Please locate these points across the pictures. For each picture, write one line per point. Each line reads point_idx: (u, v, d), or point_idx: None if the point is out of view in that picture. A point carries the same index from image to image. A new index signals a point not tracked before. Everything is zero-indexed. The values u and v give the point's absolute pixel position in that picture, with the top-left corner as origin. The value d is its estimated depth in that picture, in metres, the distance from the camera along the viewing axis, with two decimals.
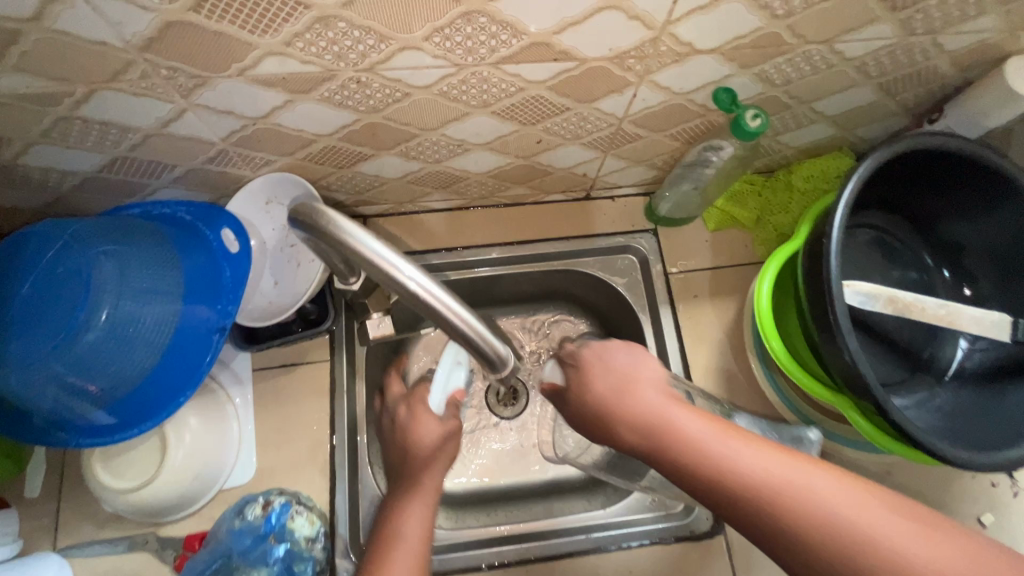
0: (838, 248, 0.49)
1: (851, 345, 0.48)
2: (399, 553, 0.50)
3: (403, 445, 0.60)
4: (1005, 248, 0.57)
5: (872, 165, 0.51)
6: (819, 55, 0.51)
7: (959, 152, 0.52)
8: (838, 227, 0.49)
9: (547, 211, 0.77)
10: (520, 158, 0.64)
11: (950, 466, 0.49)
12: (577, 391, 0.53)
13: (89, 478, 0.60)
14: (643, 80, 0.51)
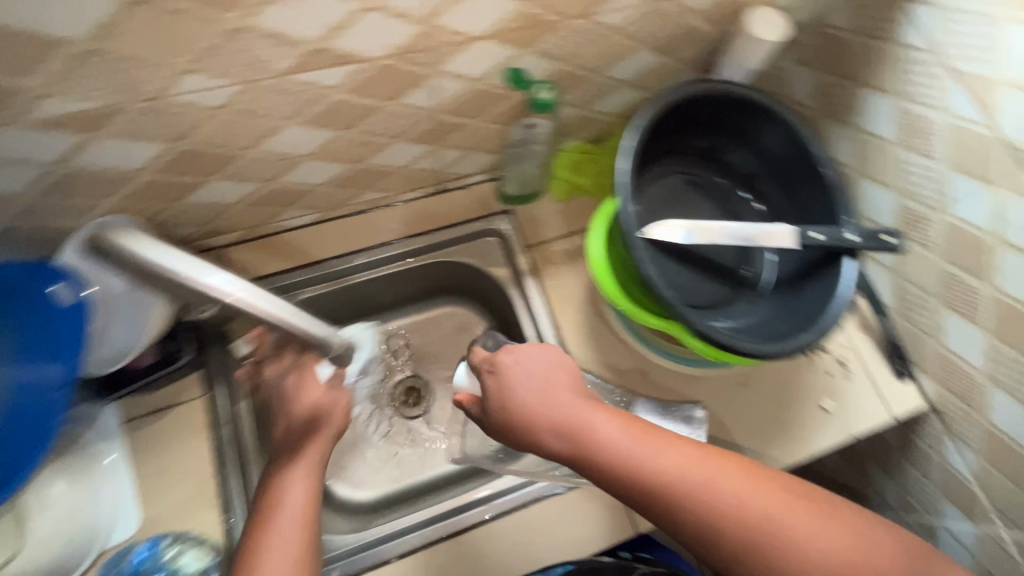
0: (626, 191, 0.55)
1: (650, 272, 0.55)
2: (275, 537, 0.51)
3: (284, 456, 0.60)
4: (780, 168, 0.69)
5: (652, 117, 0.58)
6: (585, 28, 0.58)
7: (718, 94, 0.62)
8: (623, 172, 0.55)
9: (404, 210, 0.80)
10: (355, 162, 0.67)
11: (759, 357, 0.58)
12: (498, 399, 0.58)
13: None
14: (437, 71, 0.56)
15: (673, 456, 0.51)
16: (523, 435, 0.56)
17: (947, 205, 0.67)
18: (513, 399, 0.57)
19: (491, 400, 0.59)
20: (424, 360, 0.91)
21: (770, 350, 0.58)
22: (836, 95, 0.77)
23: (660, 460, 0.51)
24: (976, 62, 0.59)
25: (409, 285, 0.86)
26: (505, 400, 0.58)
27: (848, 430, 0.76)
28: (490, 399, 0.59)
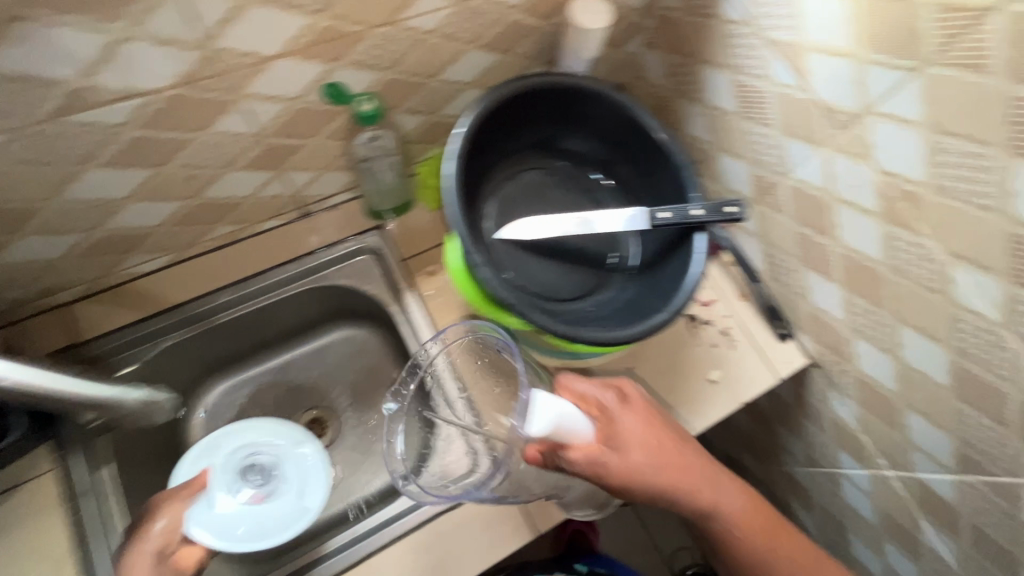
0: (455, 194, 0.54)
1: (486, 274, 0.54)
2: None
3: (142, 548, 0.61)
4: (630, 152, 0.69)
5: (474, 121, 0.58)
6: (396, 34, 0.56)
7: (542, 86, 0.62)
8: (450, 175, 0.55)
9: (269, 239, 0.77)
10: (188, 199, 0.63)
11: (609, 343, 0.58)
12: (634, 462, 0.58)
13: None
14: (241, 96, 0.53)
15: (747, 496, 0.64)
16: (651, 478, 0.59)
17: (788, 169, 0.69)
18: (651, 444, 0.60)
19: (625, 442, 0.59)
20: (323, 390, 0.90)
21: (622, 334, 0.59)
22: (683, 74, 0.78)
23: (739, 500, 0.63)
24: (784, 29, 0.60)
25: (289, 316, 0.83)
26: (641, 444, 0.59)
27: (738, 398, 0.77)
28: (626, 442, 0.59)
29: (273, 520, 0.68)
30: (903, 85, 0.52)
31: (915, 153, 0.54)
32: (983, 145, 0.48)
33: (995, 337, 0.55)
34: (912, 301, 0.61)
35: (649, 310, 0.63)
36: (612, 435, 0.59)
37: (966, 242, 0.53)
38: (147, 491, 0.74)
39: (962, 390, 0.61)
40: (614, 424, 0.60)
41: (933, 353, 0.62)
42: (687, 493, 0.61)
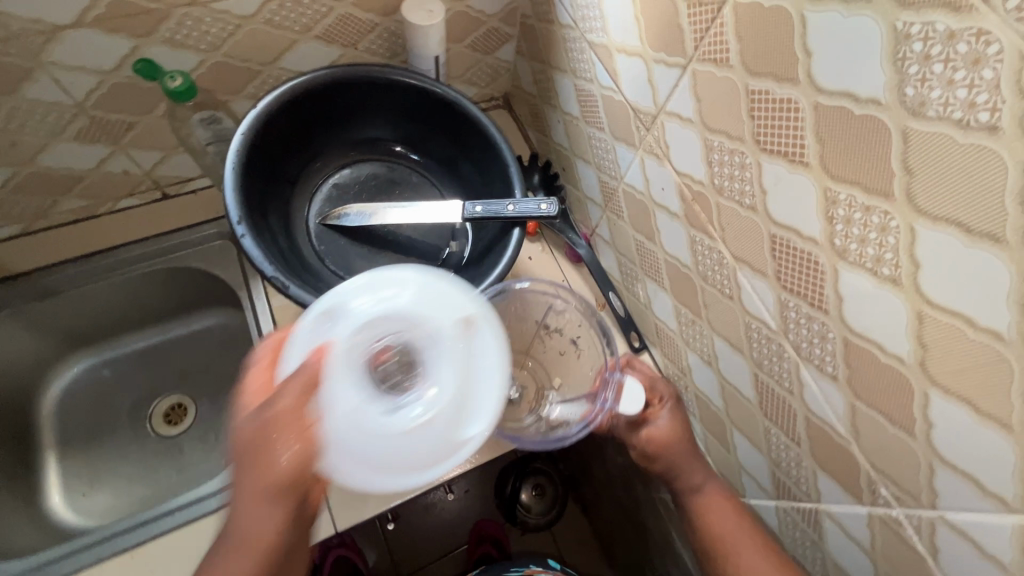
0: (233, 172, 0.56)
1: (251, 247, 0.54)
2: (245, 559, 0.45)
3: (249, 470, 0.44)
4: (463, 148, 0.70)
5: (274, 102, 0.59)
6: (205, 16, 0.58)
7: (364, 78, 0.64)
8: (232, 155, 0.57)
9: (125, 217, 0.78)
10: (20, 164, 0.66)
11: None
12: (657, 439, 0.65)
13: None
14: (41, 62, 0.57)
15: (737, 510, 0.62)
16: (679, 459, 0.64)
17: (620, 174, 0.68)
18: (685, 437, 0.66)
19: (667, 425, 0.66)
20: (186, 375, 0.89)
21: None
22: (543, 81, 0.79)
23: (730, 513, 0.61)
24: (597, 31, 0.61)
25: (148, 295, 0.83)
26: (679, 430, 0.66)
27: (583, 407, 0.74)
28: (671, 425, 0.66)
29: (431, 421, 0.43)
30: (678, 82, 0.52)
31: (696, 152, 0.53)
32: (737, 141, 0.47)
33: (777, 347, 0.52)
34: (718, 310, 0.59)
35: None
36: (663, 420, 0.66)
37: (744, 245, 0.52)
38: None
39: (765, 405, 0.58)
40: (666, 415, 0.66)
41: (740, 366, 0.59)
42: (690, 485, 0.64)
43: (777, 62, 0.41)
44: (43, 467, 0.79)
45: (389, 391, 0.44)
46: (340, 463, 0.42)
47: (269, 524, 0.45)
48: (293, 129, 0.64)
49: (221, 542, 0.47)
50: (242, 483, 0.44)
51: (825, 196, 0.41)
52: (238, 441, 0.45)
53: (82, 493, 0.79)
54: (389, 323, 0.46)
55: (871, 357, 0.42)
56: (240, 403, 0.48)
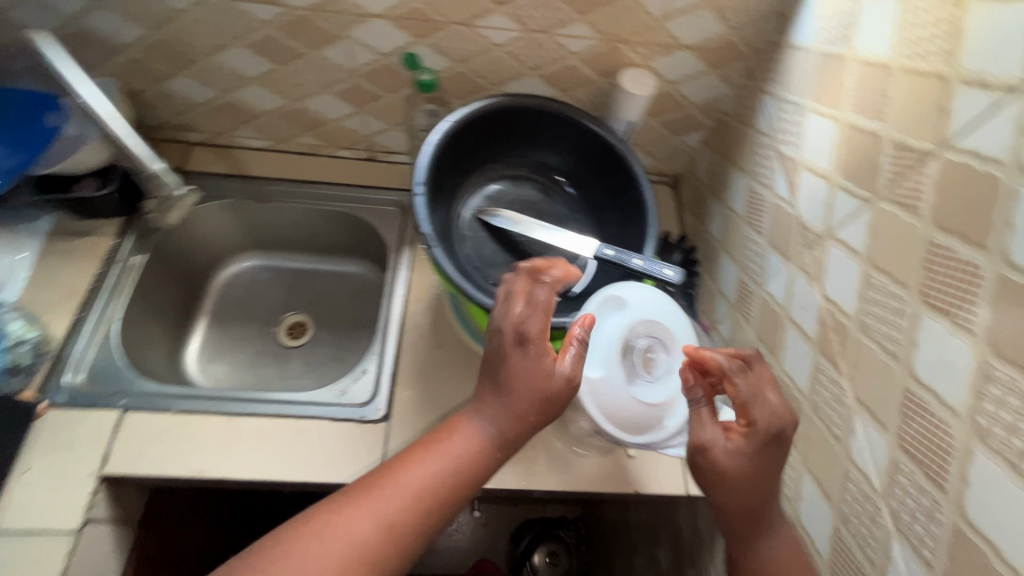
0: (435, 145, 0.67)
1: (421, 205, 0.64)
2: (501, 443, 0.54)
3: (528, 386, 0.53)
4: (619, 199, 0.77)
5: (487, 106, 0.71)
6: (469, 35, 0.72)
7: (565, 116, 0.75)
8: (440, 132, 0.68)
9: (337, 163, 0.95)
10: (292, 101, 0.85)
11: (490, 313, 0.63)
12: (717, 468, 0.51)
13: None
14: (347, 35, 0.74)
15: None
16: (741, 501, 0.50)
17: (763, 280, 0.69)
18: (760, 475, 0.50)
19: (727, 454, 0.50)
20: (318, 303, 1.03)
21: None
22: (718, 173, 0.83)
23: None
24: (791, 145, 0.65)
25: (322, 229, 0.99)
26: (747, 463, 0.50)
27: (642, 484, 0.72)
28: (740, 459, 0.50)
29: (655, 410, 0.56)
30: (856, 213, 0.53)
31: (852, 284, 0.53)
32: (900, 287, 0.47)
33: (872, 508, 0.49)
34: (815, 445, 0.57)
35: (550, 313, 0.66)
36: (734, 448, 0.50)
37: (871, 390, 0.50)
38: (166, 295, 0.91)
39: (836, 567, 0.53)
40: (744, 447, 0.50)
41: (822, 515, 0.55)
42: (740, 533, 0.52)
43: (970, 224, 0.41)
44: (193, 329, 0.96)
45: (636, 373, 0.57)
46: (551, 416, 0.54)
47: (518, 432, 0.54)
48: (486, 132, 0.76)
49: (469, 430, 0.55)
50: (514, 399, 0.53)
51: (980, 370, 0.39)
52: (526, 373, 0.53)
53: (207, 360, 0.94)
54: (656, 332, 0.59)
55: (982, 558, 0.38)
56: (529, 337, 0.53)
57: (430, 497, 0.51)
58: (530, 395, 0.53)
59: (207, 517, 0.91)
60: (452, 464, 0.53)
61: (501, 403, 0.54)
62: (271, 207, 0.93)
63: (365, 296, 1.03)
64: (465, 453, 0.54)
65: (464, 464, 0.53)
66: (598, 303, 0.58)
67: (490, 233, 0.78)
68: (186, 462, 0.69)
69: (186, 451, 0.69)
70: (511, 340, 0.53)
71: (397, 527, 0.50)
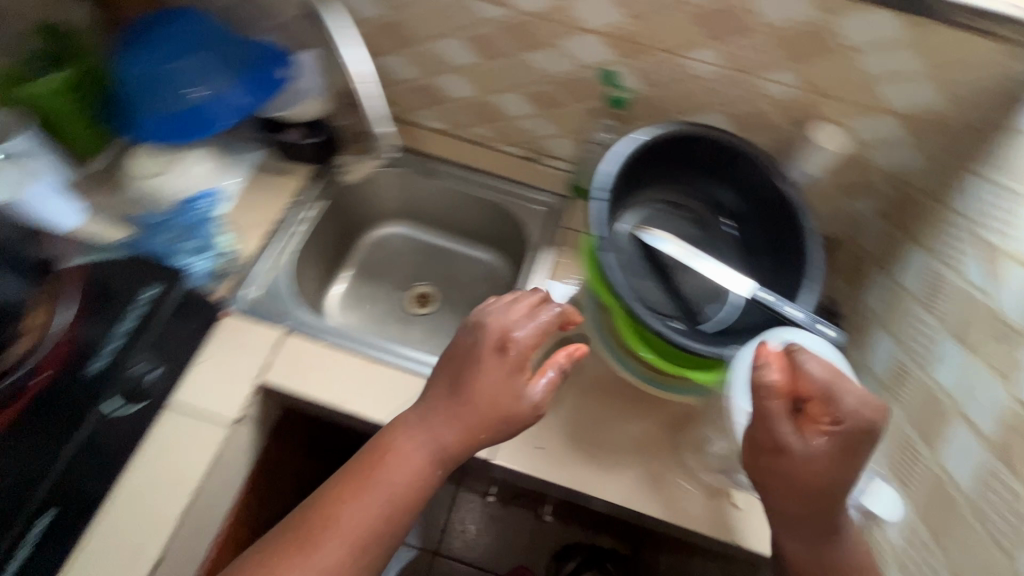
0: (620, 160, 0.71)
1: (598, 214, 0.67)
2: (443, 456, 0.60)
3: (490, 400, 0.59)
4: (777, 247, 0.75)
5: (670, 132, 0.74)
6: (672, 63, 0.75)
7: (742, 155, 0.75)
8: (626, 150, 0.71)
9: (499, 157, 1.01)
10: (482, 93, 0.91)
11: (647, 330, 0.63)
12: (790, 465, 0.52)
13: (135, 163, 0.86)
14: (556, 45, 0.79)
15: None
16: (815, 498, 0.52)
17: (930, 363, 0.65)
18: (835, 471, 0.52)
19: (800, 450, 0.52)
20: (446, 280, 1.10)
21: (666, 334, 0.63)
22: (888, 244, 0.80)
23: None
24: (996, 231, 0.61)
25: (469, 214, 1.06)
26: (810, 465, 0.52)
27: (744, 539, 0.69)
28: (810, 456, 0.52)
29: None
30: None
31: None
32: None
33: None
34: (972, 553, 0.53)
35: (707, 344, 0.65)
36: (809, 445, 0.52)
37: None
38: (326, 242, 1.01)
39: None
40: (821, 441, 0.52)
41: None
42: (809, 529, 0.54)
43: None
44: (337, 277, 1.06)
45: None
46: (511, 427, 0.60)
47: (459, 448, 0.60)
48: (660, 157, 0.78)
49: (409, 453, 0.60)
50: (468, 414, 0.60)
51: None
52: (497, 381, 0.60)
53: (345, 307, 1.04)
54: None
55: None
56: (510, 347, 0.61)
57: (376, 525, 0.57)
58: (484, 407, 0.59)
59: (309, 450, 0.99)
60: (394, 484, 0.58)
61: (446, 418, 0.60)
62: (432, 184, 1.02)
63: (490, 284, 1.09)
64: (406, 477, 0.59)
65: (409, 484, 0.59)
66: (768, 344, 0.61)
67: (638, 251, 0.80)
68: (329, 389, 0.77)
69: (331, 378, 0.77)
70: (496, 345, 0.61)
71: (352, 548, 0.55)
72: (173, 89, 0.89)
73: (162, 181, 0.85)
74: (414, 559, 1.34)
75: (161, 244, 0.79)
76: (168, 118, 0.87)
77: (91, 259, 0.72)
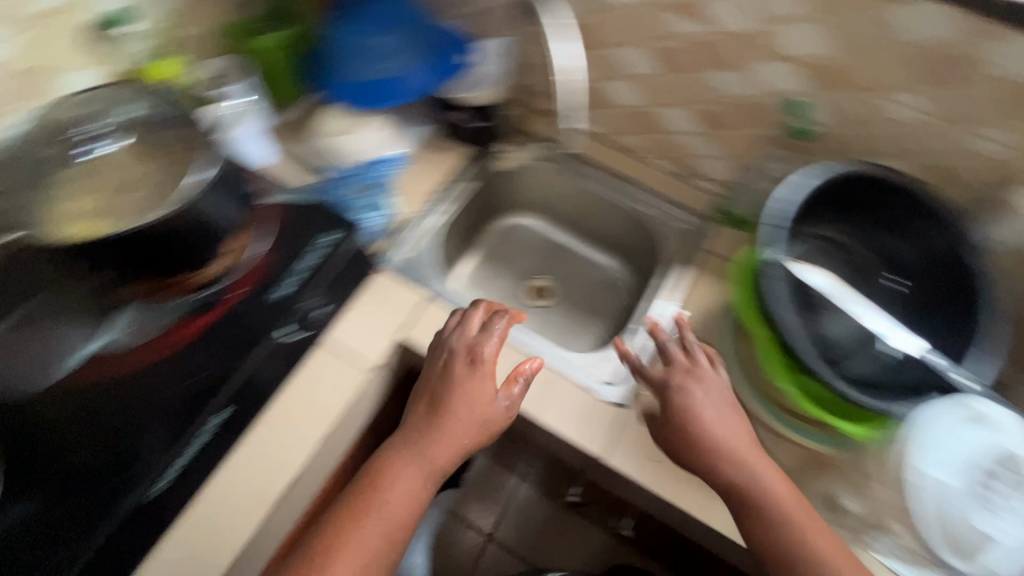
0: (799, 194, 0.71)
1: (769, 244, 0.68)
2: (434, 466, 0.65)
3: (468, 399, 0.67)
4: (956, 312, 0.70)
5: (857, 172, 0.72)
6: (869, 102, 0.74)
7: (932, 211, 0.70)
8: (809, 185, 0.71)
9: (647, 169, 1.01)
10: (649, 105, 0.92)
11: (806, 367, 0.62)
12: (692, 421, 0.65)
13: (321, 120, 0.93)
14: (746, 68, 0.79)
15: None
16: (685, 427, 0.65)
17: None
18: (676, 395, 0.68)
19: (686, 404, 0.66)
20: (566, 280, 1.13)
21: (826, 375, 0.61)
22: None
23: None
24: None
25: (604, 220, 1.07)
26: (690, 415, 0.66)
27: None
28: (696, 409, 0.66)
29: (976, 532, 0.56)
30: None
31: None
32: None
33: None
34: None
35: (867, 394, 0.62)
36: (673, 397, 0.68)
37: None
38: (466, 221, 1.07)
39: None
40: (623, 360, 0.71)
41: None
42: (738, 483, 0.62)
43: None
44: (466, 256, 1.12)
45: (974, 488, 0.57)
46: (489, 425, 0.68)
47: (450, 457, 0.66)
48: (837, 197, 0.76)
49: (404, 470, 0.64)
50: (455, 417, 0.66)
51: None
52: (470, 387, 0.68)
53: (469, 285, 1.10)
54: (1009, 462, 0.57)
55: None
56: (478, 357, 0.69)
57: (381, 545, 0.60)
58: (465, 409, 0.67)
59: None
60: (393, 510, 0.62)
61: (433, 433, 0.66)
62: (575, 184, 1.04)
63: (609, 291, 1.10)
64: (404, 495, 0.63)
65: (407, 499, 0.63)
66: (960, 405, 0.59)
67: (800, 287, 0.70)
68: None
69: None
70: (463, 356, 0.70)
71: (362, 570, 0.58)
72: (366, 59, 0.95)
73: (342, 140, 0.91)
74: (460, 549, 1.32)
75: (343, 195, 0.88)
76: (359, 84, 0.94)
77: (288, 198, 0.82)
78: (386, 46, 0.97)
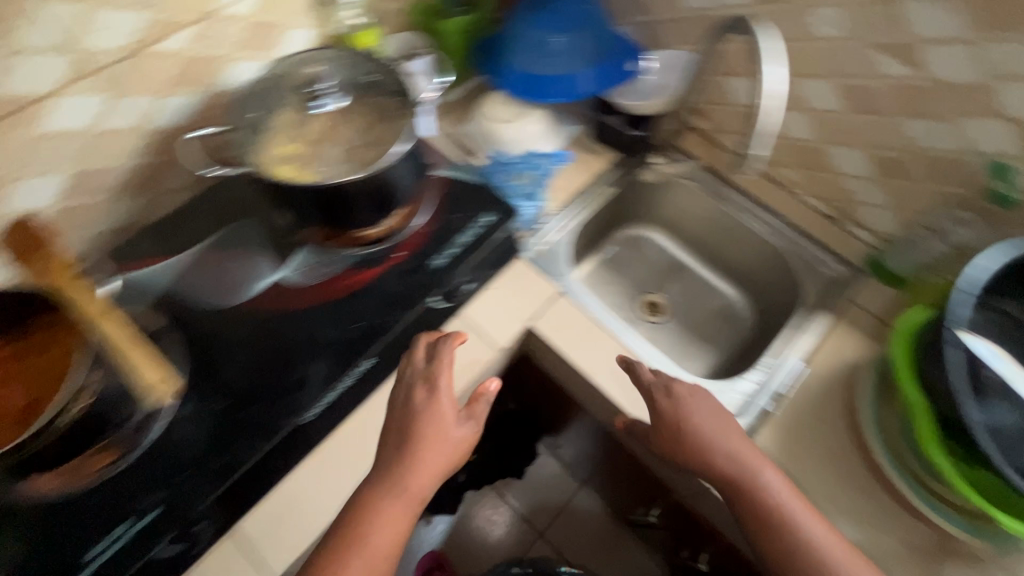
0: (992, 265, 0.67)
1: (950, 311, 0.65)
2: (414, 496, 0.59)
3: (426, 433, 0.61)
4: None
5: None
6: None
7: None
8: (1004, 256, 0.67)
9: (798, 205, 0.98)
10: (821, 140, 0.89)
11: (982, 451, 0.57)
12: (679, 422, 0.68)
13: (486, 105, 0.97)
14: (949, 120, 0.75)
15: None
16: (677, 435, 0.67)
17: None
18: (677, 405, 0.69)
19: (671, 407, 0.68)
20: (680, 301, 1.10)
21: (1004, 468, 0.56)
22: None
23: None
24: None
25: (737, 248, 1.04)
26: (684, 420, 0.67)
27: None
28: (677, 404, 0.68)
29: None
30: None
31: None
32: None
33: None
34: None
35: None
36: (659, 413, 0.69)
37: None
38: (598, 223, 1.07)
39: None
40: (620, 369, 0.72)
41: None
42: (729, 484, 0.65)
43: None
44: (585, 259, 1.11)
45: None
46: (455, 454, 0.62)
47: (426, 486, 0.60)
48: None
49: (376, 511, 0.58)
50: (418, 455, 0.60)
51: None
52: (428, 422, 0.62)
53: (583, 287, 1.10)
54: None
55: None
56: (438, 385, 0.63)
57: None
58: (429, 439, 0.61)
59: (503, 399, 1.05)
60: (379, 545, 0.57)
61: (395, 473, 0.60)
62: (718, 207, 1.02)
63: (726, 321, 1.07)
64: (384, 532, 0.58)
65: (389, 532, 0.58)
66: None
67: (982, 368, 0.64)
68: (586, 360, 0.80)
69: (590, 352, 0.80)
70: (421, 385, 0.64)
71: None
72: (537, 51, 0.97)
73: (504, 127, 0.96)
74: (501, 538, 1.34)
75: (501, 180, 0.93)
76: (526, 76, 0.96)
77: (451, 173, 0.87)
78: (559, 43, 0.97)
